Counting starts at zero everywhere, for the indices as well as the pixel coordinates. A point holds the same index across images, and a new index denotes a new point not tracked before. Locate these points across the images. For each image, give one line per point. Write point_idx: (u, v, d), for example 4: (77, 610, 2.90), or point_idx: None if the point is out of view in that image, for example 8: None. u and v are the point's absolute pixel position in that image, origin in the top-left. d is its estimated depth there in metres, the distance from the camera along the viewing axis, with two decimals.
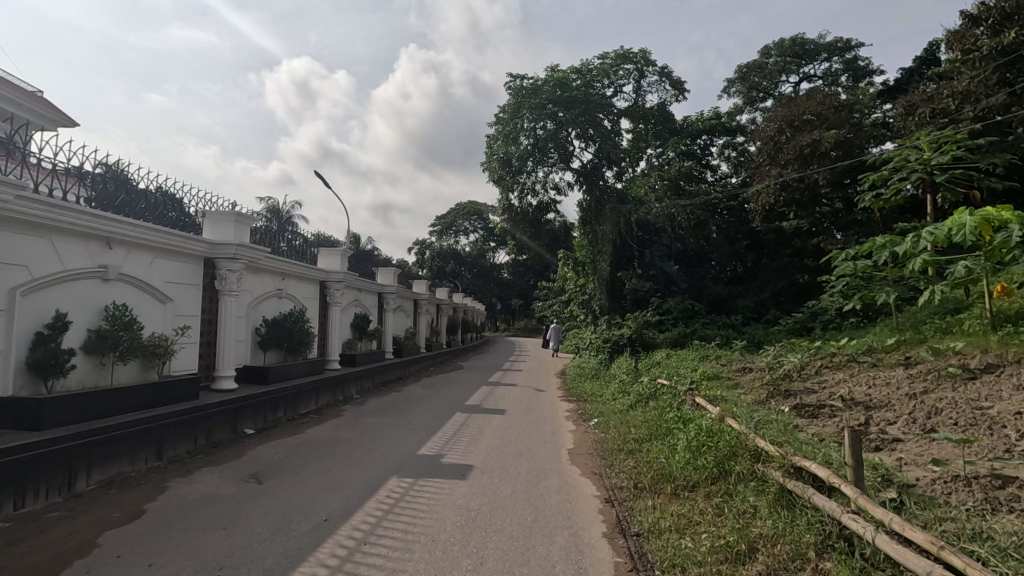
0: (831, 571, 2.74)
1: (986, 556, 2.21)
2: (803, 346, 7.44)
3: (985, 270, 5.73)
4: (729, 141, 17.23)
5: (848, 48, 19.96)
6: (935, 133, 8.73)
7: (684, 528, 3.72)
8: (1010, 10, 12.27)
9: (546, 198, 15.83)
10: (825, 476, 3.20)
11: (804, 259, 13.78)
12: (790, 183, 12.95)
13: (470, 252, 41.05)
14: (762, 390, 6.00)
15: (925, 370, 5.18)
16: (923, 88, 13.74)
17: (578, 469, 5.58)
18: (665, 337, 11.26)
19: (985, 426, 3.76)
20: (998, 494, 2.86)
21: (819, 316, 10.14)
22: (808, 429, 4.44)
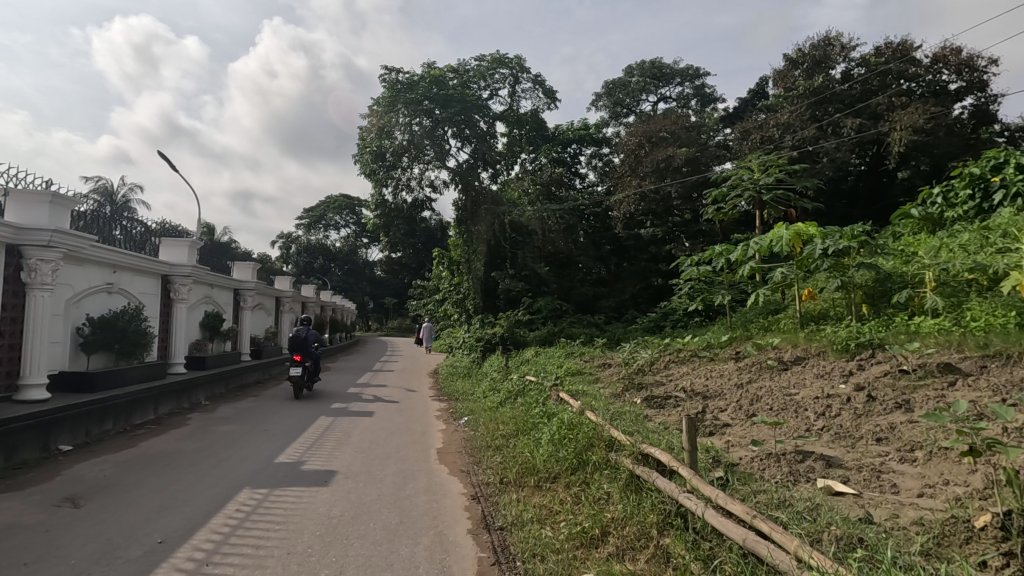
0: (670, 548, 3.03)
1: (785, 520, 2.59)
2: (655, 342, 8.22)
3: (797, 277, 6.74)
4: (596, 152, 18.43)
5: (697, 75, 22.25)
6: (764, 157, 10.02)
7: (544, 518, 3.92)
8: (820, 58, 14.57)
9: (421, 195, 15.65)
10: (666, 461, 3.54)
11: (658, 264, 15.21)
12: (647, 194, 14.30)
13: (340, 248, 39.26)
14: (619, 383, 6.50)
15: (749, 363, 5.95)
16: (755, 117, 15.79)
17: (447, 467, 5.60)
18: (535, 335, 11.71)
19: (792, 409, 4.41)
20: (799, 466, 3.37)
21: (669, 316, 11.20)
22: (656, 418, 4.89)
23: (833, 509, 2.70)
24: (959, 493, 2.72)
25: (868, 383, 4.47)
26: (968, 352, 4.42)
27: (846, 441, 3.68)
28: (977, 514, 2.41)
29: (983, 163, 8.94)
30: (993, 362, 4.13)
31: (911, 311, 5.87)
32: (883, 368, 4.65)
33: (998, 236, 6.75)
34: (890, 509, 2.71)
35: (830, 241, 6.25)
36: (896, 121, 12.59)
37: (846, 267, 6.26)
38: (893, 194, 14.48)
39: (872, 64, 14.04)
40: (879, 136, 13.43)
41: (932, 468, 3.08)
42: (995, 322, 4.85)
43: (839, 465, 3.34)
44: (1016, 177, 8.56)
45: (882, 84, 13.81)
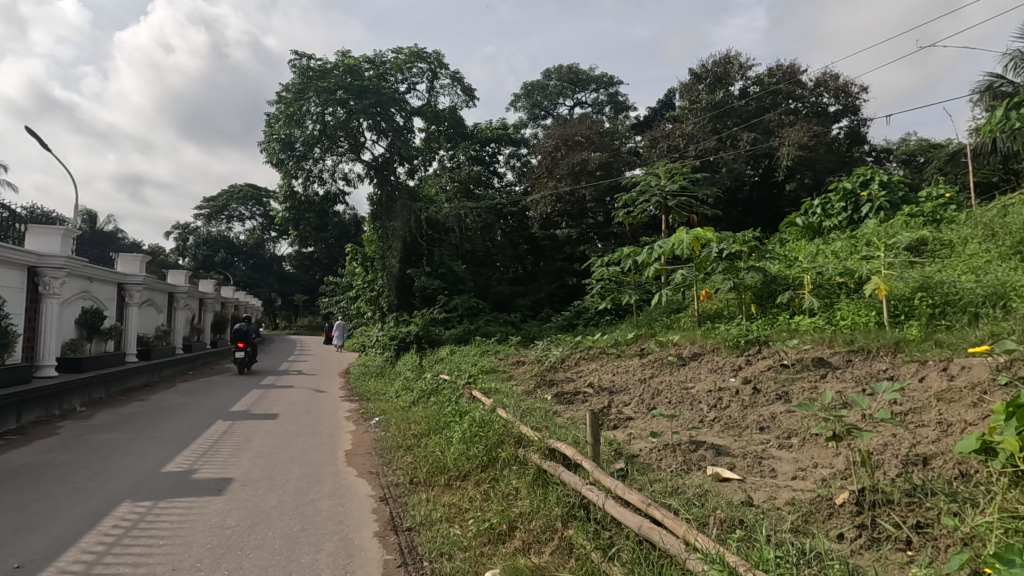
0: (573, 538, 3.12)
1: (676, 506, 2.75)
2: (566, 340, 8.44)
3: (695, 278, 7.21)
4: (514, 152, 18.60)
5: (611, 84, 23.08)
6: (669, 164, 10.58)
7: (453, 517, 3.91)
8: (720, 75, 15.67)
9: (334, 188, 15.08)
10: (571, 455, 3.64)
11: (572, 264, 15.56)
12: (563, 195, 14.98)
13: (245, 241, 36.86)
14: (531, 380, 6.61)
15: (652, 359, 6.29)
16: (663, 126, 16.65)
17: (354, 469, 5.43)
18: (451, 333, 11.59)
19: (688, 402, 4.70)
20: (692, 455, 3.60)
21: (582, 314, 11.54)
22: (564, 414, 5.02)
23: (719, 495, 2.90)
24: (825, 473, 3.02)
25: (754, 376, 4.86)
26: (837, 347, 4.92)
27: (734, 431, 3.98)
28: (837, 492, 2.68)
29: (854, 180, 10.13)
30: (856, 357, 4.63)
31: (792, 311, 6.45)
32: (767, 363, 5.06)
33: (864, 245, 7.58)
34: (767, 492, 2.95)
35: (725, 246, 6.77)
36: (785, 137, 13.90)
37: (738, 270, 6.78)
38: (782, 204, 15.84)
39: (765, 83, 15.29)
40: (771, 150, 14.65)
41: (804, 453, 3.40)
42: (859, 321, 5.43)
43: (726, 453, 3.61)
44: (879, 192, 9.70)
45: (773, 102, 15.08)
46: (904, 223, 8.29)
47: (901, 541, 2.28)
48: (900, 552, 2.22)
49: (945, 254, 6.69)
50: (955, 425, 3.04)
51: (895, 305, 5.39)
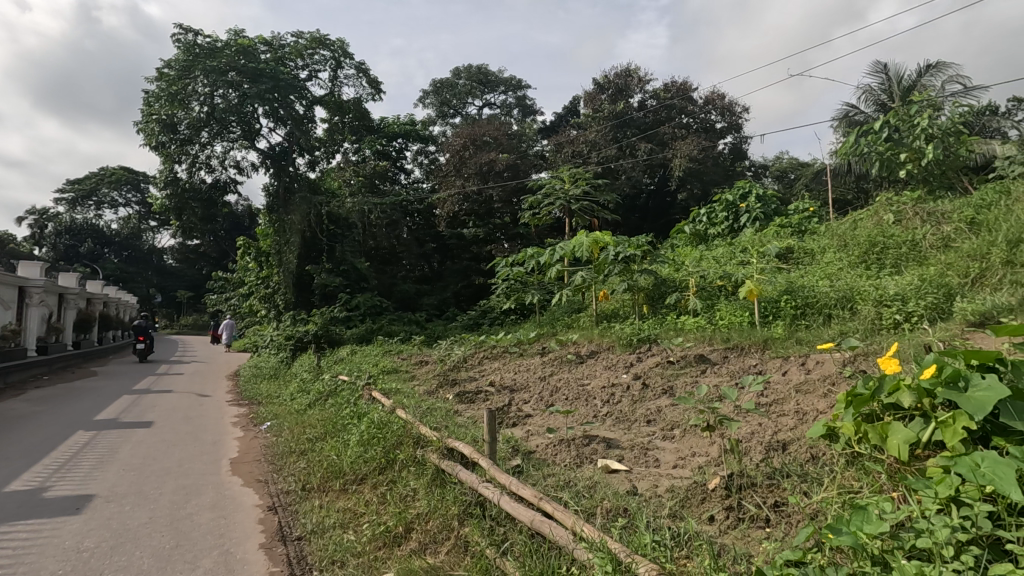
0: (469, 535, 3.15)
1: (566, 499, 2.86)
2: (470, 339, 8.45)
3: (593, 280, 7.51)
4: (422, 149, 18.30)
5: (519, 87, 23.45)
6: (572, 170, 10.88)
7: (347, 522, 3.79)
8: (621, 87, 16.48)
9: (223, 176, 14.01)
10: (469, 453, 3.65)
11: (479, 263, 15.60)
12: (471, 194, 15.15)
13: (118, 230, 33.16)
14: (434, 380, 6.57)
15: (552, 358, 6.47)
16: (568, 132, 17.24)
17: (240, 478, 5.08)
18: (352, 333, 11.18)
19: (583, 399, 4.90)
20: (585, 449, 3.75)
21: (488, 313, 11.62)
22: (465, 413, 5.03)
23: (607, 486, 3.05)
24: (701, 461, 3.26)
25: (644, 373, 5.17)
26: (716, 344, 5.36)
27: (624, 424, 4.21)
28: (710, 477, 2.92)
29: (735, 192, 11.10)
30: (731, 353, 5.08)
31: (679, 311, 6.93)
32: (655, 360, 5.41)
33: (741, 252, 8.33)
34: (650, 481, 3.15)
35: (621, 249, 7.15)
36: (677, 149, 15.13)
37: (632, 272, 7.17)
38: (674, 211, 17.00)
39: (661, 98, 16.27)
40: (665, 161, 15.69)
41: (684, 443, 3.66)
42: (735, 320, 5.96)
43: (616, 446, 3.80)
44: (755, 204, 10.70)
45: (667, 116, 16.07)
46: (775, 233, 9.21)
47: (761, 519, 2.53)
48: (759, 529, 2.47)
49: (807, 262, 7.52)
50: (809, 414, 3.42)
51: (765, 306, 5.97)
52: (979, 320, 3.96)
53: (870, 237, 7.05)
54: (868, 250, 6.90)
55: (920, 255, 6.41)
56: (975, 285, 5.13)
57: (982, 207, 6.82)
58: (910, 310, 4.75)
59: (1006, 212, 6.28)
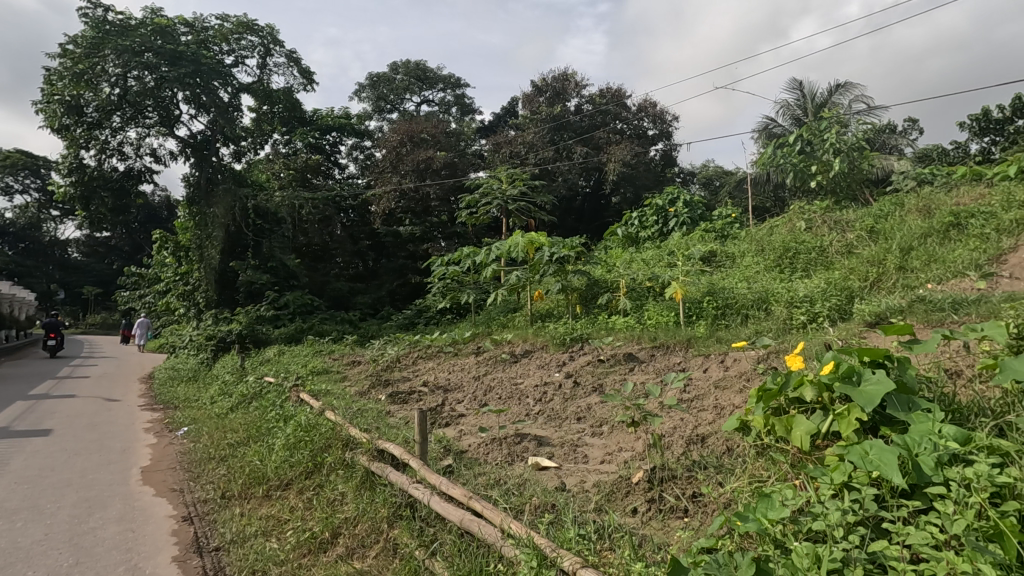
0: (398, 538, 3.10)
1: (496, 497, 2.89)
2: (404, 339, 8.29)
3: (528, 280, 7.59)
4: (357, 143, 17.73)
5: (458, 85, 23.31)
6: (510, 170, 10.87)
7: (270, 530, 3.64)
8: (558, 90, 16.77)
9: (138, 165, 13.05)
10: (400, 455, 3.60)
11: (415, 262, 15.35)
12: (407, 191, 15.06)
13: (13, 221, 30.11)
14: (366, 380, 6.41)
15: (486, 358, 6.48)
16: (506, 132, 17.34)
17: (151, 488, 4.75)
18: (280, 333, 10.72)
19: (516, 397, 4.94)
20: (516, 447, 3.80)
21: (423, 313, 11.50)
22: (397, 414, 4.94)
23: (536, 483, 3.10)
24: (626, 456, 3.38)
25: (575, 371, 5.29)
26: (644, 343, 5.56)
27: (555, 422, 4.28)
28: (634, 471, 3.03)
29: (665, 198, 11.57)
30: (658, 351, 5.30)
31: (610, 311, 7.14)
32: (587, 358, 5.55)
33: (668, 255, 8.71)
34: (579, 476, 3.24)
35: (556, 250, 7.26)
36: (611, 153, 15.61)
37: (566, 272, 7.34)
38: (608, 214, 17.46)
39: (597, 103, 16.68)
40: (600, 164, 16.23)
41: (612, 439, 3.77)
42: (662, 320, 6.20)
43: (547, 443, 3.87)
44: (683, 209, 11.14)
45: (603, 121, 16.59)
46: (700, 237, 9.69)
47: (679, 509, 2.65)
48: (678, 519, 2.59)
49: (728, 265, 7.95)
50: (725, 409, 3.62)
51: (689, 306, 6.26)
52: (874, 320, 4.34)
53: (785, 243, 7.55)
54: (782, 255, 7.39)
55: (827, 260, 6.94)
56: (873, 288, 5.61)
57: (880, 217, 7.48)
58: (817, 311, 5.13)
59: (900, 223, 6.91)
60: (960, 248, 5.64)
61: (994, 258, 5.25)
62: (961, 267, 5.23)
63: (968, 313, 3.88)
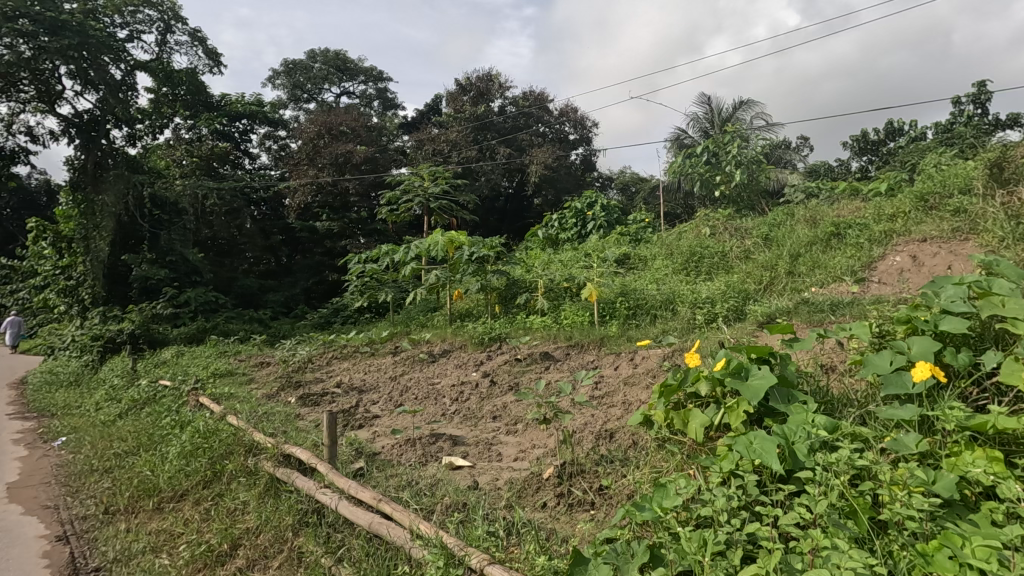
0: (303, 546, 2.97)
1: (407, 499, 2.85)
2: (317, 338, 7.97)
3: (448, 279, 7.55)
4: (271, 132, 16.80)
5: (380, 79, 22.75)
6: (432, 167, 10.71)
7: (161, 545, 3.37)
8: (482, 90, 16.82)
9: (9, 143, 11.59)
10: (307, 459, 3.46)
11: (332, 259, 14.78)
12: (325, 186, 14.48)
13: None
14: (275, 382, 6.09)
15: (404, 357, 6.37)
16: (429, 129, 17.13)
17: (20, 507, 4.24)
18: (179, 332, 9.94)
19: (432, 397, 4.91)
20: (431, 447, 3.77)
21: (340, 312, 11.11)
22: (308, 417, 4.73)
23: (448, 483, 3.09)
24: (539, 453, 3.45)
25: (493, 370, 5.33)
26: (560, 342, 5.72)
27: (471, 421, 4.30)
28: (545, 467, 3.10)
29: (583, 201, 11.95)
30: (572, 350, 5.46)
31: (528, 311, 7.26)
32: (504, 357, 5.62)
33: (584, 256, 9.00)
34: (492, 474, 3.27)
35: (475, 249, 7.32)
36: (533, 156, 15.88)
37: (485, 272, 7.38)
38: (529, 216, 17.72)
39: (520, 105, 16.91)
40: (523, 166, 16.48)
41: (526, 437, 3.83)
42: (577, 320, 6.40)
43: (462, 442, 3.87)
44: (600, 213, 11.49)
45: (526, 123, 16.87)
46: (616, 240, 10.09)
47: (586, 502, 2.74)
48: (584, 511, 2.68)
49: (640, 267, 8.34)
50: (632, 404, 3.79)
51: (603, 306, 6.49)
52: (765, 319, 4.73)
53: (691, 248, 8.03)
54: (688, 258, 7.85)
55: (727, 264, 7.46)
56: (766, 291, 6.10)
57: (774, 225, 8.14)
58: (717, 311, 5.51)
59: (790, 232, 7.56)
60: (839, 256, 6.25)
61: (867, 264, 5.88)
62: (839, 272, 5.83)
63: (842, 313, 4.34)
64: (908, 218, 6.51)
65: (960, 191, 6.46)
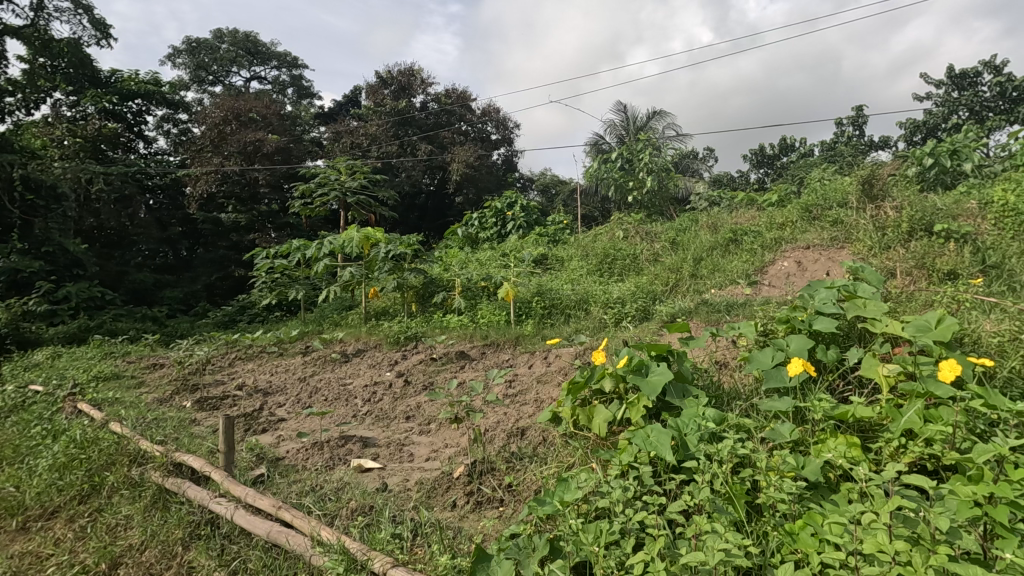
0: (193, 560, 2.75)
1: (310, 505, 2.75)
2: (219, 338, 7.46)
3: (362, 277, 7.34)
4: (170, 115, 15.47)
5: (295, 65, 21.70)
6: (349, 161, 10.32)
7: (23, 571, 2.98)
8: (404, 85, 16.51)
9: None
10: (201, 468, 3.25)
11: (239, 253, 13.88)
12: (230, 175, 13.58)
13: None
14: (168, 386, 5.61)
15: (315, 357, 6.12)
16: (347, 121, 16.56)
17: None
18: (54, 330, 8.84)
19: (343, 398, 4.76)
20: (339, 450, 3.63)
21: (246, 310, 10.47)
22: (205, 422, 4.42)
23: (355, 486, 3.00)
24: (450, 452, 3.43)
25: (407, 369, 5.24)
26: (476, 341, 5.75)
27: (383, 422, 4.21)
28: (456, 467, 3.09)
29: (504, 201, 12.05)
30: (488, 349, 5.49)
31: (445, 310, 7.24)
32: (420, 356, 5.54)
33: (502, 256, 9.10)
34: (402, 475, 3.21)
35: (392, 247, 7.13)
36: (455, 154, 15.82)
37: (402, 270, 7.23)
38: (450, 214, 17.60)
39: (442, 102, 16.80)
40: (444, 164, 16.36)
41: (438, 437, 3.80)
42: (493, 319, 6.43)
43: (373, 444, 3.78)
44: (520, 213, 11.62)
45: (448, 121, 16.81)
46: (534, 241, 10.26)
47: (495, 499, 2.77)
48: (493, 509, 2.70)
49: (557, 268, 8.55)
50: (544, 402, 3.88)
51: (519, 306, 6.59)
52: (669, 319, 5.00)
53: (605, 250, 8.32)
54: (602, 260, 8.13)
55: (638, 266, 7.81)
56: (672, 292, 6.44)
57: (680, 231, 8.64)
58: (625, 311, 5.75)
59: (694, 237, 8.05)
60: (736, 260, 6.75)
61: (759, 269, 6.39)
62: (735, 276, 6.29)
63: (736, 314, 4.69)
64: (795, 227, 7.15)
65: (838, 203, 7.17)
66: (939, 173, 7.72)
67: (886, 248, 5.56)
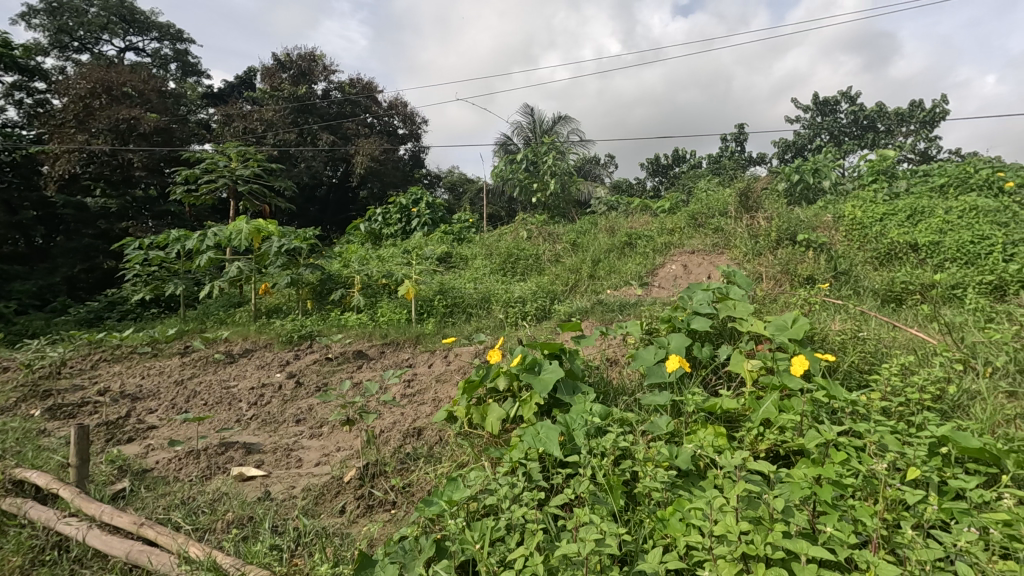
0: None
1: (178, 520, 2.53)
2: (80, 338, 6.62)
3: (252, 272, 6.89)
4: (22, 83, 13.50)
5: (179, 39, 19.85)
6: (241, 147, 9.59)
7: None
8: (304, 70, 15.68)
9: None
10: (47, 484, 2.88)
11: (108, 242, 12.39)
12: (98, 155, 12.14)
13: None
14: (12, 392, 4.86)
15: (195, 358, 5.64)
16: (239, 104, 15.41)
17: None
18: None
19: (226, 402, 4.43)
20: (218, 459, 3.35)
21: (115, 306, 9.38)
22: (57, 432, 3.91)
23: (233, 496, 2.80)
24: (342, 456, 3.30)
25: (299, 370, 4.98)
26: (375, 340, 5.60)
27: (269, 426, 3.95)
28: (347, 470, 2.98)
29: (409, 197, 11.83)
30: (387, 348, 5.36)
31: (343, 307, 7.05)
32: (313, 356, 5.28)
33: (405, 253, 8.93)
34: (288, 482, 3.03)
35: (285, 241, 6.74)
36: (359, 147, 15.27)
37: (297, 265, 6.86)
38: (352, 208, 16.96)
39: (346, 91, 16.17)
40: (347, 155, 15.76)
41: (330, 439, 3.64)
42: (394, 318, 6.28)
43: (257, 450, 3.54)
44: (424, 210, 11.47)
45: (352, 111, 16.23)
46: (439, 238, 10.18)
47: (386, 501, 2.70)
48: (384, 512, 2.64)
49: (460, 266, 8.55)
50: (441, 401, 3.86)
51: (420, 304, 6.51)
52: (567, 318, 5.17)
53: (509, 249, 8.37)
54: (506, 259, 8.20)
55: (540, 266, 8.00)
56: (571, 292, 6.66)
57: (580, 233, 8.98)
58: (525, 310, 5.86)
59: (593, 239, 8.41)
60: (630, 262, 7.12)
61: (650, 271, 6.79)
62: (629, 277, 6.64)
63: (627, 313, 4.95)
64: (682, 233, 7.68)
65: (719, 212, 7.78)
66: (804, 188, 8.66)
67: (757, 254, 6.17)
